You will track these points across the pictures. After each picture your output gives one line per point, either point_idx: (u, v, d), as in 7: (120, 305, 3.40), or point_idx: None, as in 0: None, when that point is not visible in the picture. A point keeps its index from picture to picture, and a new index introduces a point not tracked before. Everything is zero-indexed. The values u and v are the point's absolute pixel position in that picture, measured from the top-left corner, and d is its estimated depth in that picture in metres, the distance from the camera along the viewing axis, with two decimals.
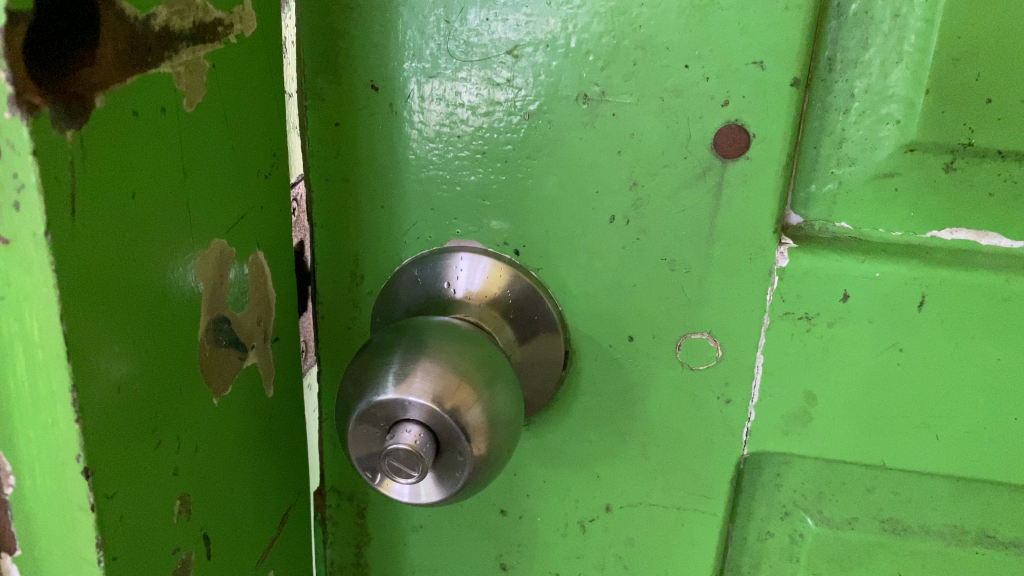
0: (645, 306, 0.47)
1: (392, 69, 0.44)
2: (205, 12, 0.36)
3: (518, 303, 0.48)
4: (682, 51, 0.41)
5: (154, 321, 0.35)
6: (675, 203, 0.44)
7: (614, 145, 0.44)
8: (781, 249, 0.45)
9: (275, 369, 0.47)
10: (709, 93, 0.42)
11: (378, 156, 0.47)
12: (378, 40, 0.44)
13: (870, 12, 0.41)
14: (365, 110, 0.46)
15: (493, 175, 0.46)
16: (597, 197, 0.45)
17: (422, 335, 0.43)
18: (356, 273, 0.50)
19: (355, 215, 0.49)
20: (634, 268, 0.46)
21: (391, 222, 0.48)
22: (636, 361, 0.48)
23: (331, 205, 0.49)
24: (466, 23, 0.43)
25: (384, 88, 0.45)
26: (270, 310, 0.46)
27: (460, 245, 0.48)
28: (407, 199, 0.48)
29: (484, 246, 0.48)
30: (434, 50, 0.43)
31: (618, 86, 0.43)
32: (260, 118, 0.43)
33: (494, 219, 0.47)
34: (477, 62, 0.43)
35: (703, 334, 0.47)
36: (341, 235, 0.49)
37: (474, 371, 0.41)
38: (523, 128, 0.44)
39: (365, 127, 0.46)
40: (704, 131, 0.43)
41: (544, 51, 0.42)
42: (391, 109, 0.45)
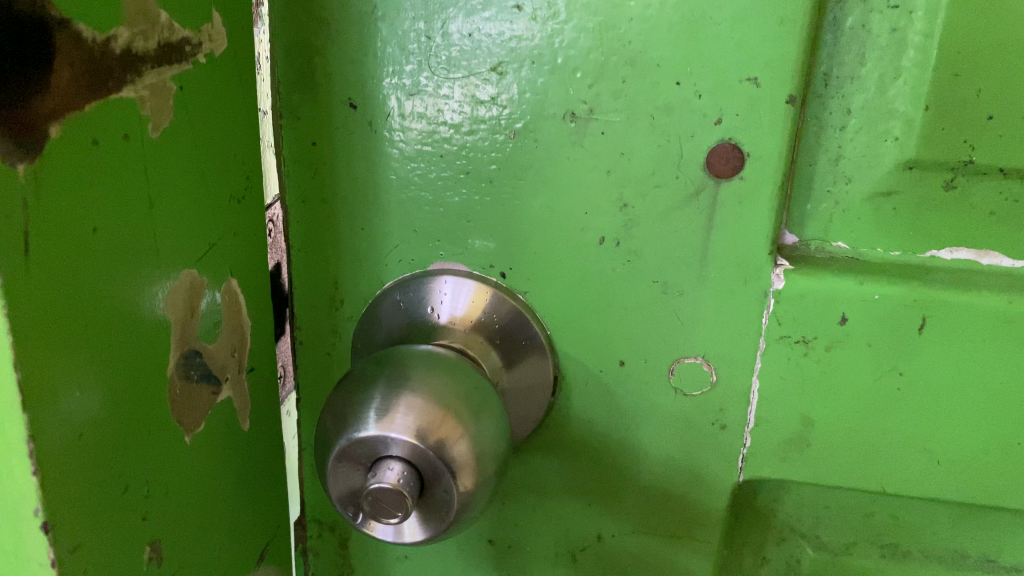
0: (636, 331, 0.45)
1: (371, 86, 0.42)
2: (170, 30, 0.34)
3: (504, 328, 0.46)
4: (674, 67, 0.40)
5: (119, 361, 0.33)
6: (667, 224, 0.43)
7: (603, 165, 0.42)
8: (777, 270, 0.43)
9: (250, 401, 0.45)
10: (702, 110, 0.40)
11: (358, 176, 0.45)
12: (355, 55, 0.42)
13: (867, 25, 0.40)
14: (344, 128, 0.44)
15: (478, 196, 0.44)
16: (586, 218, 0.43)
17: (404, 365, 0.41)
18: (336, 298, 0.48)
19: (334, 238, 0.47)
20: (623, 290, 0.44)
21: (371, 245, 0.46)
22: (627, 386, 0.47)
23: (308, 227, 0.46)
24: (449, 37, 0.41)
25: (363, 106, 0.43)
26: (246, 338, 0.44)
27: (444, 268, 0.46)
28: (388, 221, 0.46)
29: (469, 268, 0.46)
30: (414, 65, 0.42)
31: (606, 103, 0.41)
32: (231, 139, 0.41)
33: (480, 240, 0.45)
34: (460, 78, 0.42)
35: (697, 358, 0.45)
36: (319, 258, 0.47)
37: (458, 404, 0.40)
38: (508, 147, 0.43)
39: (344, 146, 0.44)
40: (697, 150, 0.41)
41: (530, 67, 0.41)
42: (370, 128, 0.43)
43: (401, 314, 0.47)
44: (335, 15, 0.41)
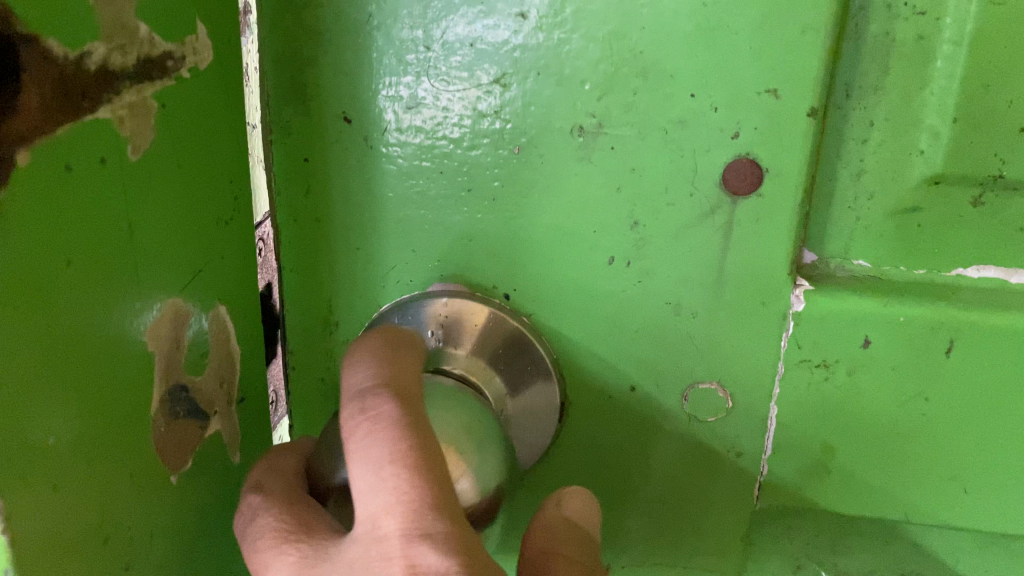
0: (648, 355, 0.43)
1: (366, 99, 0.40)
2: (150, 44, 0.32)
3: (506, 354, 0.43)
4: (689, 79, 0.38)
5: (97, 403, 0.30)
6: (681, 243, 0.40)
7: (613, 181, 0.40)
8: (797, 291, 0.41)
9: (239, 432, 0.43)
10: (718, 124, 0.38)
11: (352, 194, 0.42)
12: (349, 66, 0.40)
13: (891, 33, 0.38)
14: (337, 144, 0.41)
15: (480, 213, 0.42)
16: (595, 237, 0.41)
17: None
18: (330, 320, 0.46)
19: (326, 259, 0.44)
20: (634, 313, 0.42)
21: (367, 266, 0.44)
22: (638, 412, 0.44)
23: (300, 247, 0.44)
24: (449, 47, 0.38)
25: (358, 120, 0.41)
26: (236, 366, 0.42)
27: (442, 288, 0.43)
28: (385, 241, 0.43)
29: (470, 288, 0.43)
30: (412, 77, 0.39)
31: (617, 117, 0.39)
32: (217, 157, 0.38)
33: (482, 261, 0.43)
34: (461, 90, 0.39)
35: (712, 384, 0.43)
36: (312, 280, 0.45)
37: (463, 441, 0.37)
38: (512, 163, 0.40)
39: (338, 163, 0.42)
40: (713, 166, 0.39)
41: (536, 78, 0.38)
42: (365, 143, 0.41)
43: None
44: (327, 25, 0.39)
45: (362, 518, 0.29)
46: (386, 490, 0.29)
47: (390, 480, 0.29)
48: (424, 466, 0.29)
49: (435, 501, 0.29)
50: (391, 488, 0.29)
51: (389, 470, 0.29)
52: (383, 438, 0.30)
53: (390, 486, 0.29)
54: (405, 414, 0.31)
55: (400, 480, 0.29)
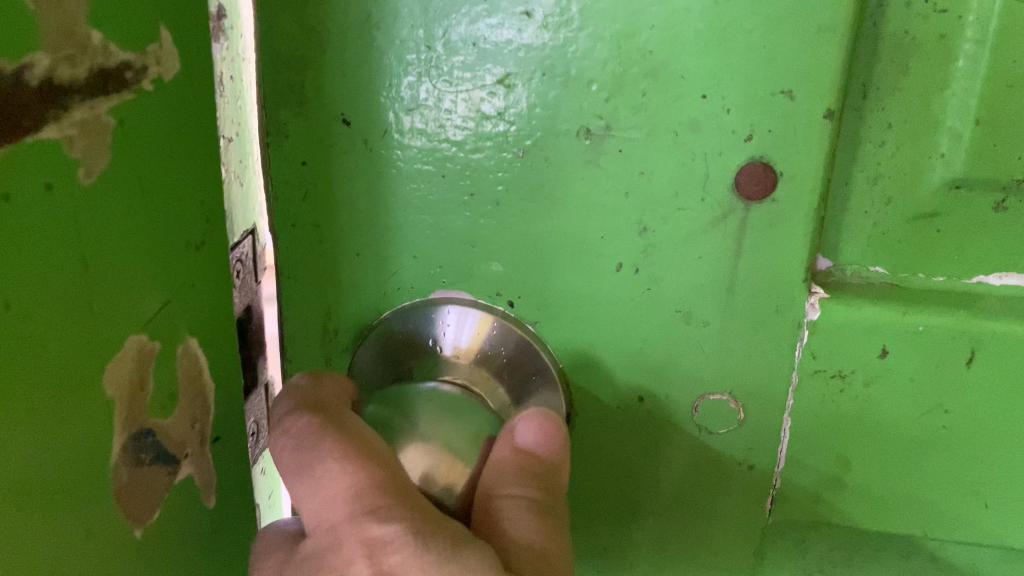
0: (657, 364, 0.42)
1: (366, 100, 0.39)
2: (105, 54, 0.30)
3: (511, 361, 0.43)
4: (699, 80, 0.36)
5: (48, 442, 0.29)
6: (691, 249, 0.39)
7: (621, 186, 0.39)
8: (812, 299, 0.39)
9: (214, 474, 0.42)
10: (730, 126, 0.37)
11: (350, 199, 0.41)
12: (347, 68, 0.38)
13: (910, 32, 0.36)
14: (335, 147, 0.40)
15: (483, 218, 0.40)
16: (602, 243, 0.40)
17: (394, 412, 0.38)
18: (330, 328, 0.44)
19: (325, 265, 0.43)
20: (642, 321, 0.41)
21: (368, 272, 0.43)
22: (647, 424, 0.43)
23: (298, 253, 0.43)
24: (450, 46, 0.37)
25: (358, 122, 0.39)
26: (207, 403, 0.41)
27: (446, 296, 0.42)
28: (386, 246, 0.42)
29: (474, 296, 0.42)
30: (411, 78, 0.38)
31: (625, 118, 0.37)
32: (187, 182, 0.37)
33: (484, 268, 0.41)
34: (465, 91, 0.38)
35: (724, 394, 0.42)
36: (311, 286, 0.44)
37: (463, 445, 0.37)
38: (516, 166, 0.39)
39: (336, 166, 0.40)
40: (724, 170, 0.38)
41: (540, 79, 0.37)
42: (365, 146, 0.40)
43: (400, 352, 0.44)
44: (323, 24, 0.38)
45: (312, 518, 0.32)
46: (325, 483, 0.32)
47: (325, 475, 0.32)
48: (353, 459, 0.32)
49: (372, 481, 0.31)
50: (327, 482, 0.32)
51: (324, 466, 0.32)
52: (310, 440, 0.33)
53: (327, 480, 0.32)
54: (323, 419, 0.34)
55: (334, 472, 0.32)
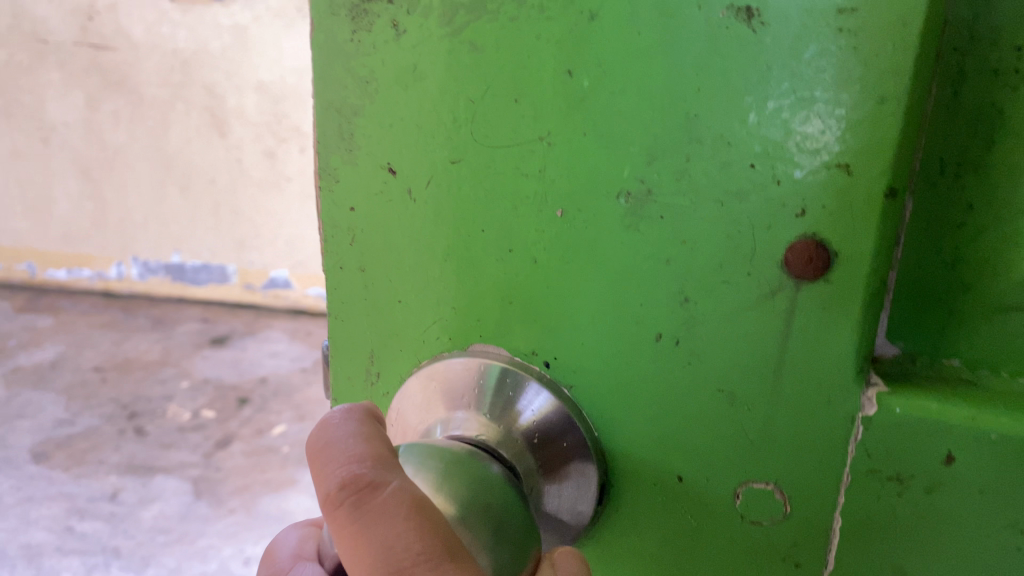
0: (697, 443, 0.39)
1: (411, 151, 0.41)
2: None
3: (544, 427, 0.41)
4: (750, 147, 0.34)
5: None
6: (736, 325, 0.36)
7: (662, 253, 0.37)
8: (869, 391, 0.35)
9: None
10: (781, 199, 0.34)
11: (401, 248, 0.44)
12: (393, 121, 0.41)
13: (997, 103, 0.32)
14: (384, 195, 0.43)
15: (519, 272, 0.40)
16: (642, 311, 0.38)
17: (417, 458, 0.34)
18: (377, 365, 0.48)
19: (380, 306, 0.46)
20: (682, 397, 0.38)
21: (409, 316, 0.45)
22: (688, 507, 0.40)
23: (352, 293, 0.47)
24: (497, 100, 0.38)
25: (402, 172, 0.42)
26: None
27: (485, 350, 0.43)
28: (427, 291, 0.44)
29: (510, 354, 0.42)
30: (456, 132, 0.40)
31: (666, 184, 0.36)
32: None
33: (529, 325, 0.41)
34: (504, 145, 0.39)
35: (767, 484, 0.38)
36: (370, 325, 0.47)
37: (477, 522, 0.32)
38: (555, 224, 0.39)
39: (387, 217, 0.43)
40: (773, 245, 0.35)
41: (584, 137, 0.37)
42: (409, 195, 0.42)
43: (436, 404, 0.43)
44: (383, 78, 0.41)
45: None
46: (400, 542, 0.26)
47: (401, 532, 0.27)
48: (430, 520, 0.27)
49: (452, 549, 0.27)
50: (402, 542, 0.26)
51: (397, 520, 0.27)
52: (360, 497, 0.27)
53: (401, 539, 0.26)
54: (378, 468, 0.28)
55: (409, 531, 0.27)
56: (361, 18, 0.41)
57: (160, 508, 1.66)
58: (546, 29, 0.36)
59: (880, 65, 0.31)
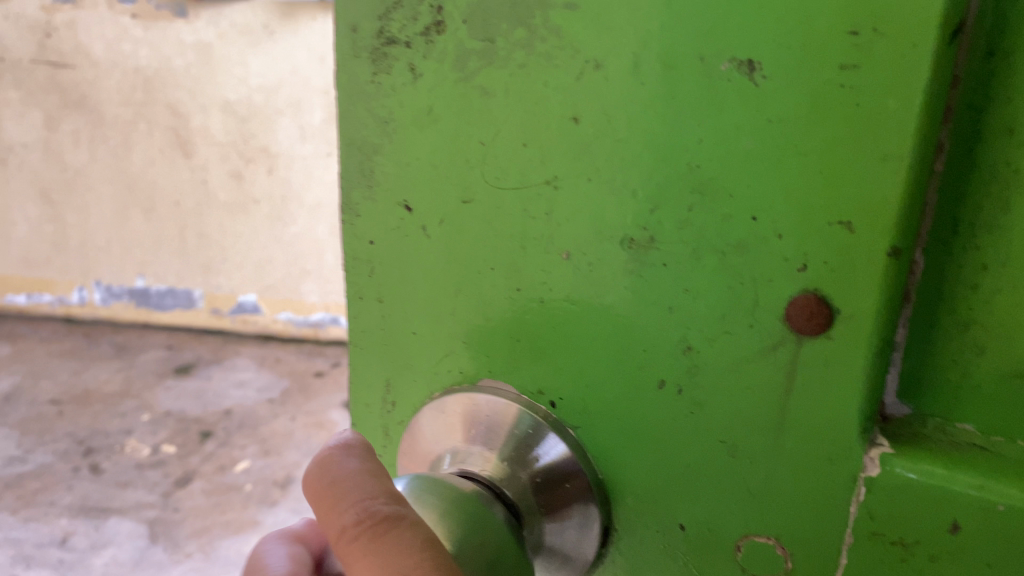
0: (699, 494, 0.37)
1: (426, 184, 0.37)
2: None
3: (548, 469, 0.39)
4: (750, 201, 0.32)
5: None
6: (739, 378, 0.35)
7: (665, 301, 0.35)
8: (872, 453, 0.34)
9: None
10: (781, 253, 0.32)
11: (414, 283, 0.40)
12: (410, 159, 0.38)
13: (1015, 165, 0.31)
14: (399, 231, 0.39)
15: (529, 312, 0.38)
16: (645, 357, 0.36)
17: (419, 495, 0.35)
18: (388, 398, 0.44)
19: (387, 340, 0.42)
20: (684, 447, 0.37)
21: (425, 353, 0.41)
22: (689, 556, 0.39)
23: (365, 326, 0.43)
24: (505, 144, 0.35)
25: (417, 209, 0.38)
26: None
27: (494, 386, 0.40)
28: (439, 328, 0.40)
29: (519, 393, 0.40)
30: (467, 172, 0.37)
31: (669, 232, 0.34)
32: None
33: (541, 364, 0.39)
34: (513, 188, 0.36)
35: (769, 539, 0.37)
36: (378, 358, 0.43)
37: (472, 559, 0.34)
38: (551, 271, 0.37)
39: (398, 252, 0.40)
40: (777, 298, 0.33)
41: (588, 182, 0.35)
42: (424, 231, 0.38)
43: (444, 437, 0.41)
44: (401, 116, 0.38)
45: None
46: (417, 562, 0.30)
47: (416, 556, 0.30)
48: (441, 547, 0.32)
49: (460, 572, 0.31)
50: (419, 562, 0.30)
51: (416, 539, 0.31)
52: (378, 528, 0.31)
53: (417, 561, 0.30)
54: (392, 501, 0.33)
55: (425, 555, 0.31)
56: (381, 59, 0.37)
57: (111, 555, 1.62)
58: (557, 75, 0.34)
59: (883, 123, 0.29)
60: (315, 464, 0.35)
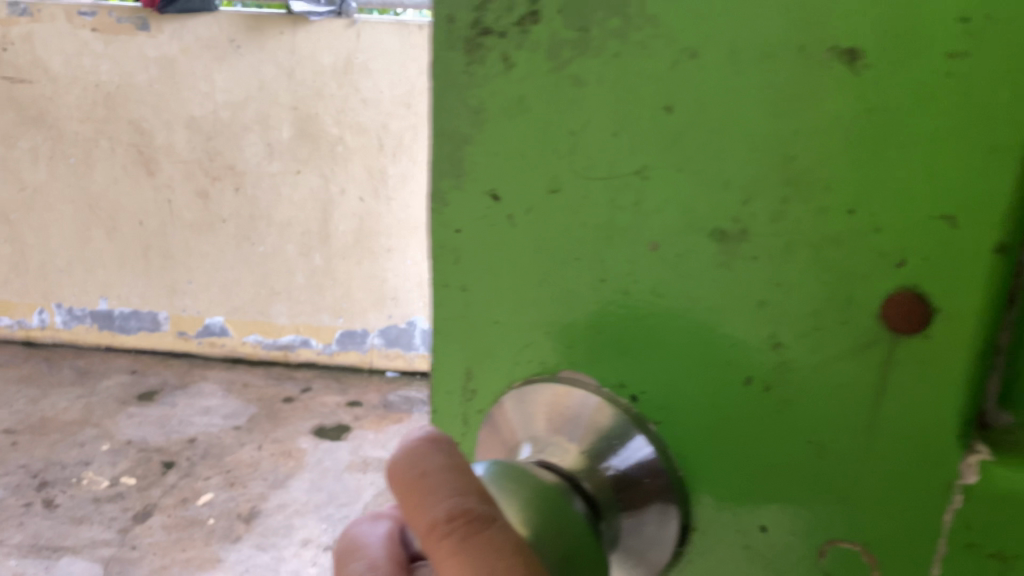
0: (782, 495, 0.35)
1: (509, 172, 0.36)
2: None
3: (625, 464, 0.37)
4: (845, 193, 0.30)
5: None
6: (827, 380, 0.32)
7: (755, 294, 0.33)
8: (972, 457, 0.30)
9: None
10: (881, 247, 0.30)
11: (501, 270, 0.37)
12: (499, 148, 0.36)
13: None
14: (484, 220, 0.38)
15: (610, 303, 0.36)
16: (728, 355, 0.34)
17: (501, 482, 0.34)
18: (468, 387, 0.42)
19: (464, 333, 0.41)
20: (765, 450, 0.34)
21: (505, 341, 0.39)
22: (772, 558, 0.36)
23: (447, 315, 0.41)
24: (596, 132, 0.34)
25: (507, 198, 0.36)
26: None
27: (573, 377, 0.38)
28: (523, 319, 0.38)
29: (598, 385, 0.38)
30: (556, 160, 0.35)
31: (761, 224, 0.32)
32: None
33: (613, 363, 0.37)
34: (603, 177, 0.35)
35: (856, 544, 0.33)
36: (456, 345, 0.41)
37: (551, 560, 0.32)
38: (641, 259, 0.35)
39: (487, 246, 0.38)
40: (872, 295, 0.31)
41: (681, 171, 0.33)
42: (510, 220, 0.37)
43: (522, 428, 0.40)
44: (493, 106, 0.36)
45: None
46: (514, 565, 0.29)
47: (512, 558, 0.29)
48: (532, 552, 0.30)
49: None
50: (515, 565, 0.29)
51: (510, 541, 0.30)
52: (470, 528, 0.30)
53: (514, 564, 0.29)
54: (484, 500, 0.31)
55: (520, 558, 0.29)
56: (475, 50, 0.36)
57: None
58: (651, 66, 0.33)
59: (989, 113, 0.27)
60: (401, 454, 0.33)
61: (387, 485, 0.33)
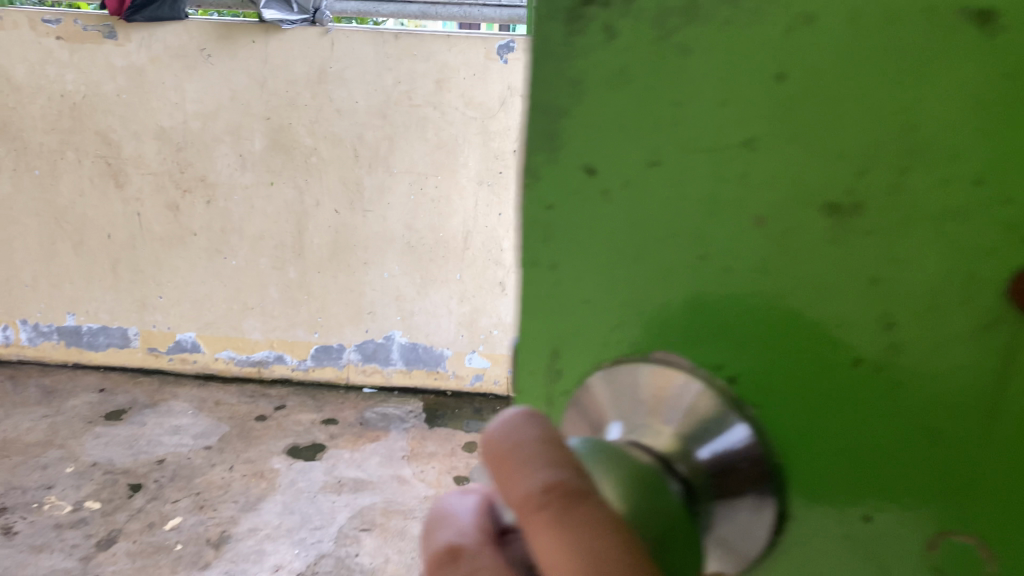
0: (894, 486, 0.33)
1: (614, 147, 0.34)
2: None
3: (723, 452, 0.35)
4: (971, 163, 0.29)
5: None
6: (941, 360, 0.31)
7: (869, 270, 0.31)
8: None
9: None
10: (1004, 220, 0.29)
11: (594, 246, 0.36)
12: (600, 121, 0.34)
13: None
14: (578, 197, 0.35)
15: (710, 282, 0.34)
16: (834, 337, 0.32)
17: (597, 461, 0.31)
18: (549, 369, 0.39)
19: (545, 318, 0.38)
20: (871, 437, 0.32)
21: (596, 324, 0.37)
22: (874, 549, 0.34)
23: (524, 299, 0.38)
24: (699, 104, 0.32)
25: (604, 171, 0.35)
26: None
27: (669, 360, 0.36)
28: (616, 299, 0.36)
29: (696, 364, 0.35)
30: (659, 133, 0.33)
31: (875, 194, 0.30)
32: None
33: (713, 349, 0.35)
34: (709, 150, 0.32)
35: (972, 538, 0.32)
36: (538, 329, 0.38)
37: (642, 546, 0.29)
38: (745, 235, 0.33)
39: (580, 223, 0.36)
40: (997, 272, 0.29)
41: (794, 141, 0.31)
42: (605, 197, 0.35)
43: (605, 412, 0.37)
44: (594, 79, 0.34)
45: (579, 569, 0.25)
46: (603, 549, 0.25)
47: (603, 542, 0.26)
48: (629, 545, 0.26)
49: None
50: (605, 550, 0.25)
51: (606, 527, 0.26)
52: (567, 502, 0.26)
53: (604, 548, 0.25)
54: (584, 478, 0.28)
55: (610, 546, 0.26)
56: (575, 20, 0.33)
57: None
58: (763, 32, 0.30)
59: None
60: (499, 427, 0.31)
61: (481, 459, 0.30)
